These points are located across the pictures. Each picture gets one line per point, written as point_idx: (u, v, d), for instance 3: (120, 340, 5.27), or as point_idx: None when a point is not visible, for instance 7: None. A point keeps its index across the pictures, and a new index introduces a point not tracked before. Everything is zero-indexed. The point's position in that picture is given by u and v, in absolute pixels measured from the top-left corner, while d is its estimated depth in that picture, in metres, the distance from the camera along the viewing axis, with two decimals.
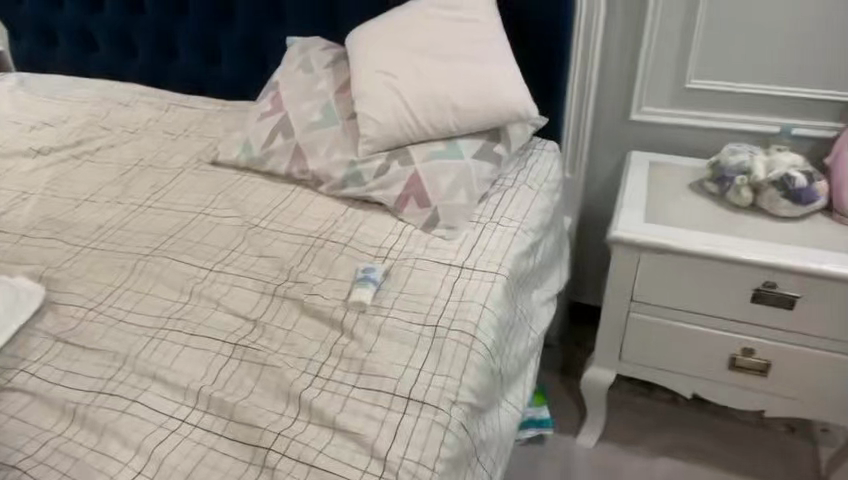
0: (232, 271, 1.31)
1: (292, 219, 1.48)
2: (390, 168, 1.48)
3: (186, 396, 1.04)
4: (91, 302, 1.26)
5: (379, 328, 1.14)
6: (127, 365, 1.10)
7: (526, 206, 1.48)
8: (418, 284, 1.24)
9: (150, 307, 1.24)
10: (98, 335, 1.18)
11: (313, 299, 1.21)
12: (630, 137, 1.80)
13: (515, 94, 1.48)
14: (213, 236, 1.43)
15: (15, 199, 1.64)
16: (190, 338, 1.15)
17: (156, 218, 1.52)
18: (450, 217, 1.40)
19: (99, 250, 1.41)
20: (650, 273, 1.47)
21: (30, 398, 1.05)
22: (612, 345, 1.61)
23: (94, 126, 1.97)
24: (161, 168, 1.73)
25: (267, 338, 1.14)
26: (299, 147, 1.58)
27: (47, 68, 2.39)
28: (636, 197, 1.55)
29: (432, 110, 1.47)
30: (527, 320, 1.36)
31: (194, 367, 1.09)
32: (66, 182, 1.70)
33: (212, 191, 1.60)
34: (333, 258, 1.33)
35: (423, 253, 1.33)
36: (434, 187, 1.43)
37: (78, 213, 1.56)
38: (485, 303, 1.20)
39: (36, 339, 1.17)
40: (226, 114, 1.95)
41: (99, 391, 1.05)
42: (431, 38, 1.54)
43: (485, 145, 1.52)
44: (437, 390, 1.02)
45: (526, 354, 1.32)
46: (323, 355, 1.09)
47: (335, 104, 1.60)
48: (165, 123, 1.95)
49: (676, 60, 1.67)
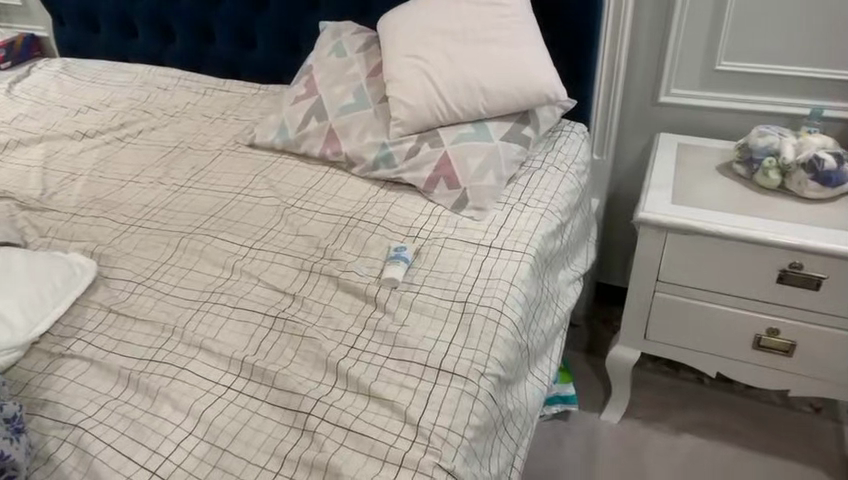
0: (271, 249, 1.38)
1: (327, 199, 1.53)
2: (420, 150, 1.52)
3: (231, 364, 1.10)
4: (139, 277, 1.34)
5: (410, 302, 1.20)
6: (176, 335, 1.17)
7: (553, 187, 1.52)
8: (448, 262, 1.29)
9: (195, 282, 1.31)
10: (147, 308, 1.25)
11: (347, 275, 1.27)
12: (658, 119, 1.81)
13: (544, 79, 1.51)
14: (252, 216, 1.50)
15: (65, 180, 1.72)
16: (233, 310, 1.22)
17: (197, 197, 1.59)
18: (479, 198, 1.44)
19: (145, 228, 1.49)
20: (676, 254, 1.50)
21: (87, 365, 1.13)
22: (637, 325, 1.64)
23: (136, 110, 2.05)
24: (200, 151, 1.80)
25: (305, 311, 1.21)
26: (332, 131, 1.64)
27: (89, 54, 2.48)
28: (663, 179, 1.57)
29: (462, 93, 1.50)
30: (555, 299, 1.40)
31: (237, 338, 1.16)
32: (113, 164, 1.78)
33: (250, 172, 1.67)
34: (366, 236, 1.39)
35: (453, 233, 1.38)
36: (463, 169, 1.47)
37: (124, 193, 1.64)
38: (512, 282, 1.24)
39: (91, 310, 1.25)
40: (261, 98, 2.02)
41: (150, 359, 1.13)
42: (462, 22, 1.56)
43: (513, 128, 1.55)
44: (467, 361, 1.07)
45: (553, 331, 1.36)
46: (358, 328, 1.15)
47: (367, 88, 1.65)
48: (203, 107, 2.02)
49: (707, 42, 1.66)
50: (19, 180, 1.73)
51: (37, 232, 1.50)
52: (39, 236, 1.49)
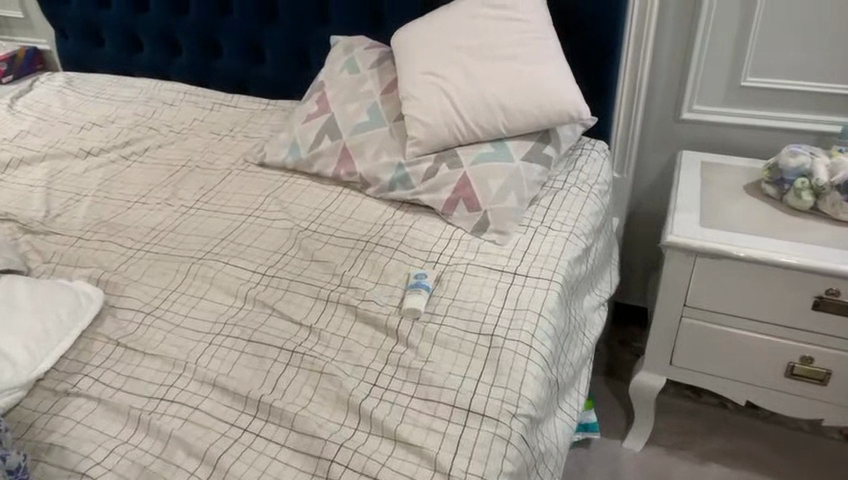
0: (285, 275, 1.32)
1: (341, 221, 1.48)
2: (438, 170, 1.47)
3: (247, 404, 1.04)
4: (147, 307, 1.28)
5: (433, 335, 1.14)
6: (187, 372, 1.11)
7: (577, 209, 1.46)
8: (471, 291, 1.24)
9: (205, 312, 1.26)
10: (156, 342, 1.19)
11: (366, 305, 1.21)
12: (680, 136, 1.75)
13: (567, 97, 1.45)
14: (264, 240, 1.44)
15: (69, 200, 1.67)
16: (247, 344, 1.16)
17: (206, 220, 1.53)
18: (501, 222, 1.39)
19: (153, 253, 1.43)
20: (705, 279, 1.44)
21: (94, 404, 1.07)
22: (662, 351, 1.58)
23: (141, 126, 1.99)
24: (209, 169, 1.74)
25: (323, 345, 1.15)
26: (346, 150, 1.58)
27: (91, 68, 2.42)
28: (689, 200, 1.52)
29: (481, 112, 1.45)
30: (582, 328, 1.34)
31: (252, 375, 1.10)
32: (118, 183, 1.72)
33: (261, 193, 1.61)
34: (384, 262, 1.33)
35: (474, 259, 1.32)
36: (483, 191, 1.42)
37: (130, 215, 1.58)
38: (540, 312, 1.18)
39: (97, 344, 1.19)
40: (270, 115, 1.96)
41: (161, 397, 1.07)
42: (480, 38, 1.51)
43: (534, 148, 1.49)
44: (496, 401, 1.02)
45: (581, 362, 1.30)
46: (379, 363, 1.10)
47: (381, 105, 1.60)
48: (211, 124, 1.97)
49: (731, 57, 1.61)
50: (21, 201, 1.68)
51: (41, 257, 1.45)
52: (43, 262, 1.43)
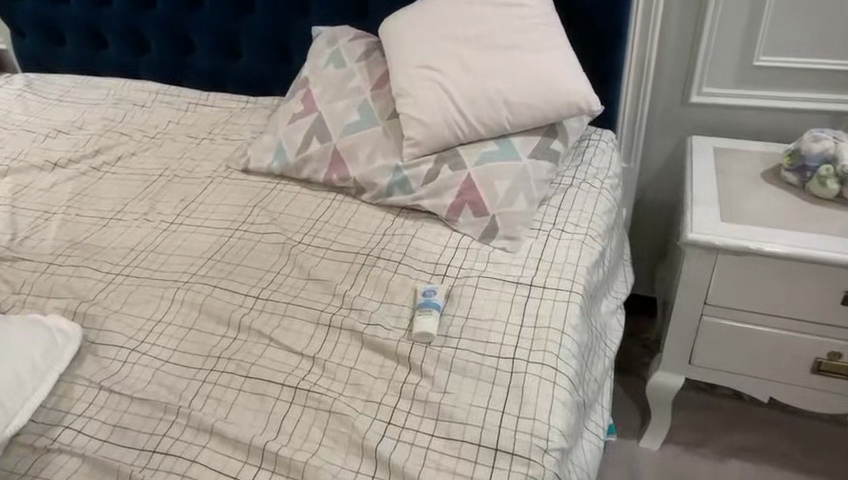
0: (281, 298, 1.21)
1: (337, 232, 1.36)
2: (439, 173, 1.36)
3: (250, 453, 0.94)
4: (132, 341, 1.17)
5: (449, 362, 1.05)
6: (181, 418, 1.01)
7: (589, 208, 1.37)
8: (485, 308, 1.14)
9: (196, 345, 1.15)
10: (143, 382, 1.08)
11: (372, 330, 1.11)
12: (690, 120, 1.66)
13: (575, 87, 1.34)
14: (254, 257, 1.33)
15: (37, 220, 1.54)
16: (245, 380, 1.06)
17: (190, 237, 1.41)
18: (511, 227, 1.29)
19: (134, 277, 1.31)
20: (727, 276, 1.36)
21: (78, 462, 0.96)
22: (681, 350, 1.51)
23: (112, 132, 1.85)
24: (188, 178, 1.62)
25: (329, 378, 1.05)
26: (337, 153, 1.46)
27: (53, 68, 2.25)
28: (707, 192, 1.43)
29: (484, 108, 1.34)
30: (602, 337, 1.26)
31: (253, 417, 1.00)
32: (90, 198, 1.59)
33: (247, 202, 1.49)
34: (388, 278, 1.23)
35: (485, 270, 1.22)
36: (490, 194, 1.31)
37: (106, 234, 1.45)
38: (563, 329, 1.09)
39: (78, 388, 1.08)
40: (251, 114, 1.83)
41: (153, 450, 0.96)
42: (480, 26, 1.39)
43: (541, 143, 1.39)
44: (525, 436, 0.94)
45: (604, 375, 1.22)
46: (393, 398, 1.00)
47: (372, 102, 1.48)
48: (187, 127, 1.83)
49: (743, 35, 1.50)
50: None
51: (9, 288, 1.32)
52: (13, 293, 1.31)
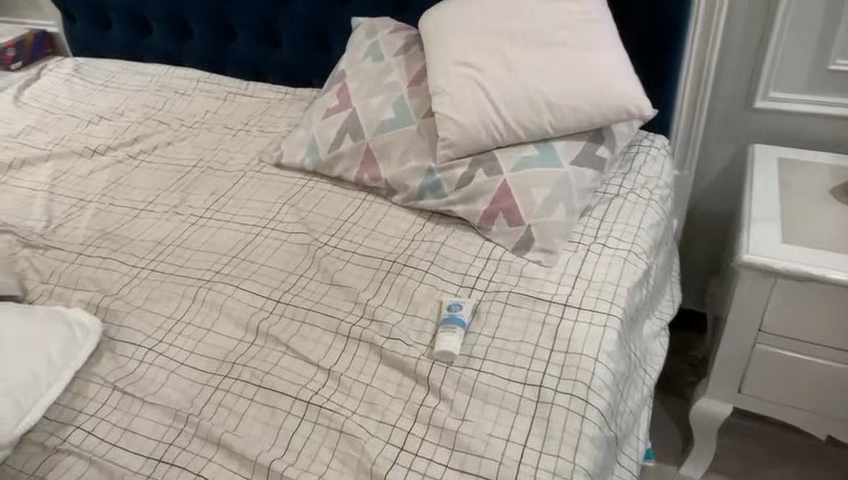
0: (302, 303, 1.17)
1: (365, 235, 1.31)
2: (474, 177, 1.28)
3: (255, 470, 0.90)
4: (150, 340, 1.14)
5: (470, 386, 0.98)
6: (189, 427, 0.97)
7: (635, 220, 1.27)
8: (513, 327, 1.07)
9: (212, 348, 1.11)
10: (157, 385, 1.06)
11: (392, 344, 1.05)
12: (754, 127, 1.52)
13: (626, 90, 1.24)
14: (279, 258, 1.29)
15: (72, 208, 1.54)
16: (258, 390, 1.02)
17: (217, 232, 1.38)
18: (547, 239, 1.20)
19: (158, 273, 1.29)
20: (785, 302, 1.24)
21: (84, 466, 0.94)
22: (729, 376, 1.40)
23: (151, 120, 1.84)
24: (221, 170, 1.59)
25: (343, 394, 1.00)
26: (370, 152, 1.41)
27: (101, 53, 2.27)
28: (767, 208, 1.31)
29: (525, 110, 1.25)
30: (642, 363, 1.16)
31: (262, 431, 0.96)
32: (124, 187, 1.58)
33: (277, 199, 1.45)
34: (413, 287, 1.16)
35: (517, 285, 1.15)
36: (527, 203, 1.23)
37: (135, 226, 1.44)
38: (597, 357, 1.01)
39: (92, 388, 1.06)
40: (289, 106, 1.79)
41: (159, 459, 0.94)
42: (525, 22, 1.30)
43: (585, 149, 1.29)
44: (548, 474, 0.87)
45: (642, 404, 1.13)
46: (407, 421, 0.95)
47: (409, 99, 1.41)
48: (224, 116, 1.81)
49: (819, 35, 1.36)
50: (22, 208, 1.56)
51: (39, 277, 1.32)
52: (41, 283, 1.31)
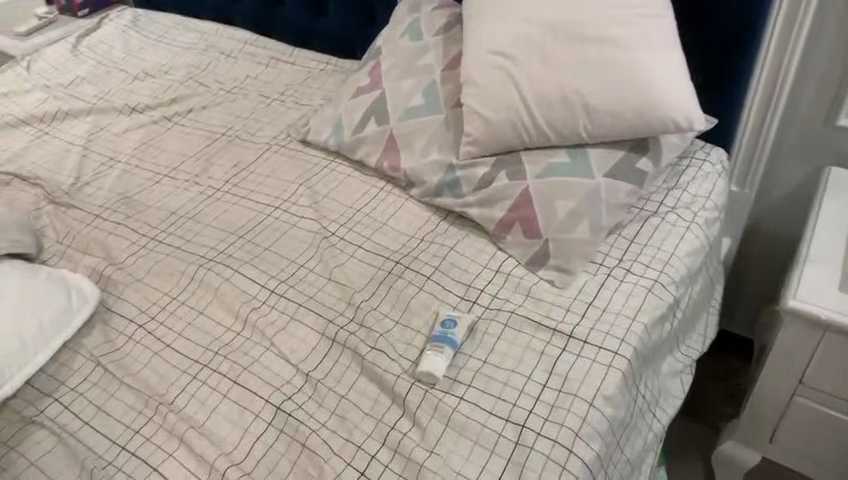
0: (296, 296, 1.12)
1: (374, 228, 1.24)
2: (495, 179, 1.18)
3: (211, 474, 0.88)
4: (142, 316, 1.13)
5: (447, 415, 0.91)
6: (157, 416, 0.96)
7: (669, 245, 1.14)
8: (507, 354, 0.98)
9: (199, 333, 1.09)
10: (139, 365, 1.05)
11: (375, 356, 0.99)
12: (831, 146, 1.33)
13: (675, 98, 1.10)
14: (284, 244, 1.24)
15: (101, 166, 1.55)
16: (232, 386, 0.99)
17: (230, 209, 1.35)
18: (565, 257, 1.10)
19: (165, 245, 1.27)
20: (833, 356, 1.10)
21: (53, 441, 0.94)
22: (761, 424, 1.26)
23: (192, 81, 1.82)
24: (248, 141, 1.55)
25: (316, 403, 0.95)
26: (392, 139, 1.32)
27: (160, 6, 2.26)
28: (829, 247, 1.15)
29: (559, 111, 1.13)
30: (652, 407, 1.05)
31: (228, 431, 0.93)
32: (153, 149, 1.58)
33: (295, 178, 1.40)
34: (412, 294, 1.09)
35: (521, 306, 1.05)
36: (548, 214, 1.12)
37: (155, 193, 1.43)
38: (593, 401, 0.91)
39: (78, 360, 1.06)
40: (327, 78, 1.72)
41: (123, 446, 0.93)
42: (572, 9, 1.16)
43: (623, 160, 1.16)
44: None
45: (645, 453, 1.02)
46: (374, 444, 0.89)
47: (441, 86, 1.31)
48: (263, 84, 1.76)
49: None
50: (56, 162, 1.58)
51: (55, 236, 1.34)
52: (57, 242, 1.33)
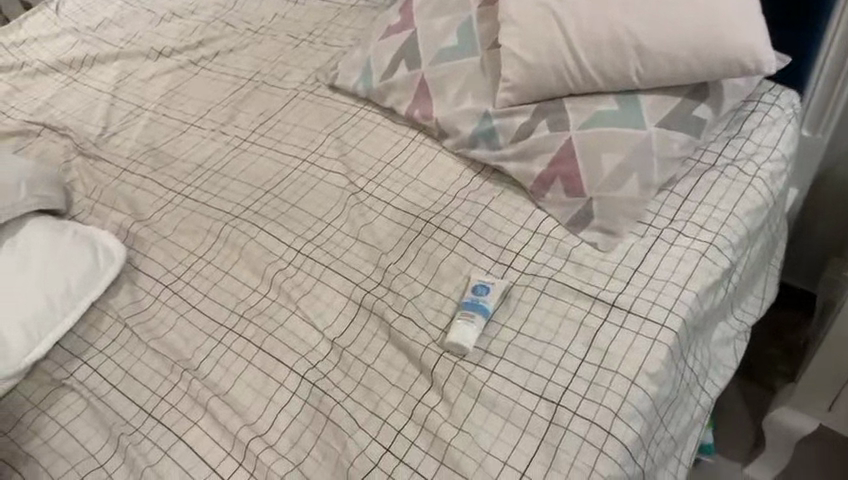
0: (322, 258, 1.07)
1: (404, 184, 1.16)
2: (534, 130, 1.08)
3: (235, 444, 0.87)
4: (168, 276, 1.11)
5: (477, 390, 0.86)
6: (182, 382, 0.94)
7: (728, 203, 1.03)
8: (543, 325, 0.92)
9: (225, 295, 1.06)
10: (165, 328, 1.03)
11: (402, 324, 0.94)
12: None
13: (741, 37, 0.96)
14: (311, 200, 1.18)
15: (128, 115, 1.51)
16: (257, 352, 0.96)
17: (256, 161, 1.29)
18: (610, 217, 1.00)
19: (191, 201, 1.24)
20: None
21: (82, 405, 0.95)
22: (821, 392, 1.18)
23: (218, 20, 1.73)
24: (275, 87, 1.47)
25: (342, 372, 0.92)
26: (424, 85, 1.22)
27: None
28: None
29: (608, 54, 1.01)
30: (701, 379, 0.98)
31: (252, 400, 0.91)
32: (180, 97, 1.52)
33: (324, 127, 1.33)
34: (443, 256, 1.03)
35: (560, 271, 0.98)
36: (593, 169, 1.02)
37: (181, 144, 1.39)
38: (635, 379, 0.85)
39: (106, 321, 1.05)
40: (358, 15, 1.62)
41: (148, 412, 0.92)
42: None
43: (679, 107, 1.03)
44: None
45: (690, 428, 0.96)
46: (401, 419, 0.86)
47: (477, 25, 1.20)
48: (291, 22, 1.66)
49: None
50: (85, 111, 1.54)
51: (84, 190, 1.32)
52: (85, 197, 1.31)
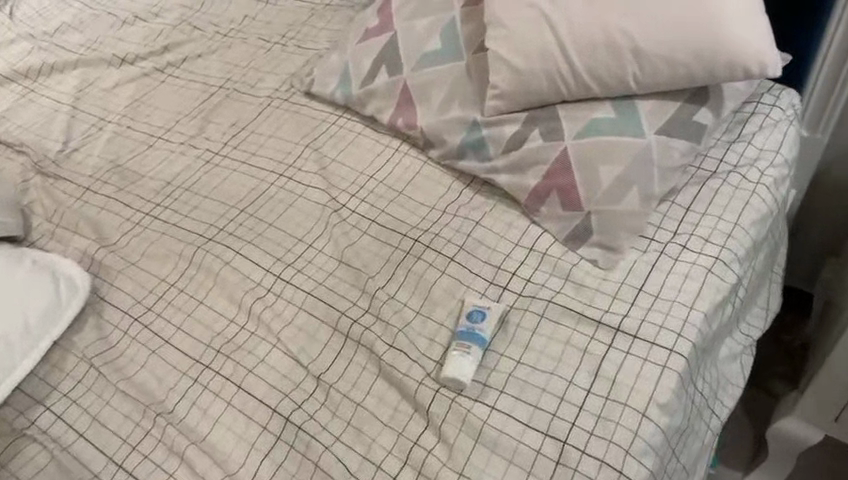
0: (304, 284, 1.00)
1: (389, 199, 1.09)
2: (527, 139, 1.01)
3: None
4: (138, 308, 1.03)
5: (477, 429, 0.80)
6: (156, 429, 0.88)
7: (732, 213, 0.97)
8: (544, 353, 0.86)
9: (200, 328, 0.98)
10: (136, 367, 0.95)
11: (394, 357, 0.87)
12: None
13: (745, 39, 0.91)
14: (289, 218, 1.10)
15: (91, 128, 1.41)
16: (237, 392, 0.89)
17: (229, 176, 1.21)
18: (610, 232, 0.94)
19: (161, 222, 1.15)
20: None
21: (46, 457, 0.87)
22: (829, 402, 1.13)
23: (185, 22, 1.63)
24: (247, 95, 1.39)
25: (330, 412, 0.85)
26: (407, 92, 1.15)
27: None
28: None
29: (603, 58, 0.94)
30: (710, 402, 0.92)
31: (233, 446, 0.85)
32: (146, 107, 1.43)
33: (301, 138, 1.24)
34: (434, 279, 0.96)
35: (559, 292, 0.92)
36: (590, 181, 0.96)
37: (148, 160, 1.30)
38: (646, 411, 0.79)
39: (71, 360, 0.97)
40: (334, 15, 1.53)
41: (119, 464, 0.86)
42: None
43: (679, 113, 0.98)
44: None
45: (701, 453, 0.91)
46: (396, 464, 0.80)
47: (462, 27, 1.13)
48: (263, 24, 1.57)
49: None
50: (43, 124, 1.44)
51: (44, 213, 1.23)
52: (46, 221, 1.21)
